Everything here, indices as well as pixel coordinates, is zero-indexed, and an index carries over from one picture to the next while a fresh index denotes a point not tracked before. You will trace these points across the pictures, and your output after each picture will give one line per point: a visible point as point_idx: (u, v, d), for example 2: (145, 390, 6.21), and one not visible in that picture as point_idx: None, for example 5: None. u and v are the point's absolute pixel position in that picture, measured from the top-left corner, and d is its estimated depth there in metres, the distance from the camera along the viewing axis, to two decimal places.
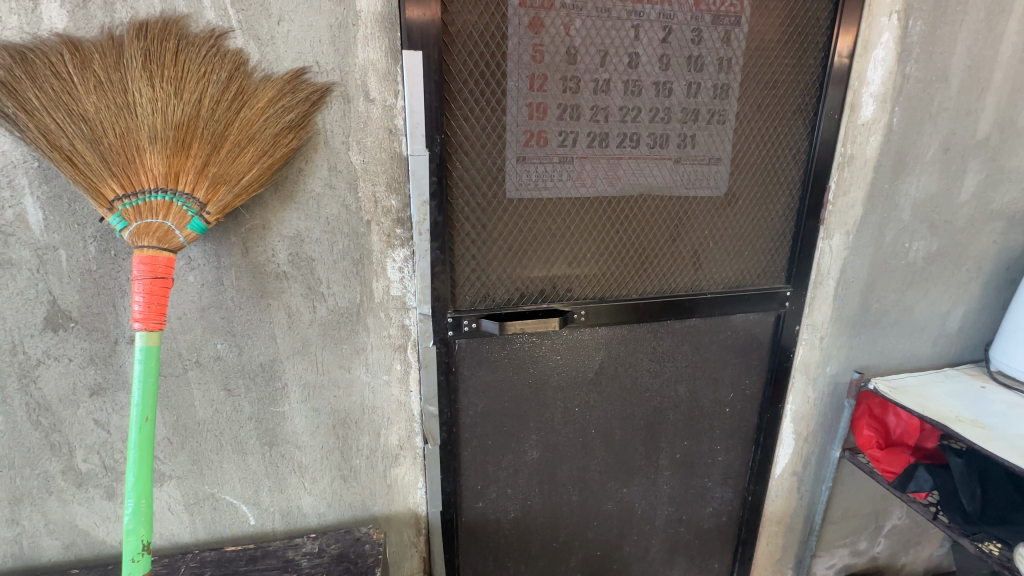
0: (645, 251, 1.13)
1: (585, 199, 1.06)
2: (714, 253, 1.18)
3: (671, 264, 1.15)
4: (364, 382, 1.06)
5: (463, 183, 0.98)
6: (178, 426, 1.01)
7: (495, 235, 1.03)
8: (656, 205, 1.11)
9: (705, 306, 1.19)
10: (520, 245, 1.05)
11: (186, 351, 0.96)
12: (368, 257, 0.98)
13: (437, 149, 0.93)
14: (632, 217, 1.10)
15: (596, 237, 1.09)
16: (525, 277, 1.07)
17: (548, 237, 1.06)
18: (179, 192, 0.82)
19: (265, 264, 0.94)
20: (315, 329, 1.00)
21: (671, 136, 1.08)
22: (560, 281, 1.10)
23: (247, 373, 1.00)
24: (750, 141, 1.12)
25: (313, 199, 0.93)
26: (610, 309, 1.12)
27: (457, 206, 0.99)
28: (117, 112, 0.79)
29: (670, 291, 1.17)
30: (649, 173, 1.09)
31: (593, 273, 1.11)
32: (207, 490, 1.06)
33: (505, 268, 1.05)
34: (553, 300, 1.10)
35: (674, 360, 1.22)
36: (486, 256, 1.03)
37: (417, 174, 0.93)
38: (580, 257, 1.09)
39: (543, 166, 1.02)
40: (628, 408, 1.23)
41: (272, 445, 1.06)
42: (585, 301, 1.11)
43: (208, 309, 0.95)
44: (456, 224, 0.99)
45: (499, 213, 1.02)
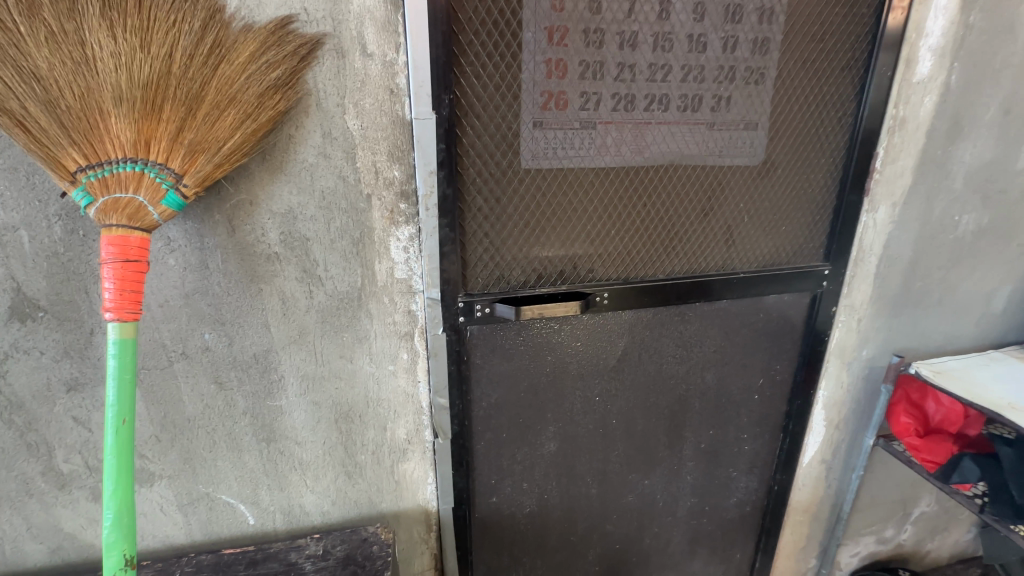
0: (673, 229, 1.02)
1: (610, 169, 0.96)
2: (747, 230, 1.07)
3: (702, 241, 1.05)
4: (367, 373, 0.97)
5: (475, 151, 0.87)
6: (167, 423, 0.92)
7: (511, 210, 0.92)
8: (687, 176, 1.00)
9: (736, 288, 1.09)
10: (537, 221, 0.95)
11: (170, 342, 0.87)
12: (369, 236, 0.88)
13: (445, 111, 0.82)
14: (660, 190, 0.99)
15: (620, 214, 0.99)
16: (542, 257, 0.97)
17: (568, 213, 0.96)
18: (151, 162, 0.71)
19: (254, 245, 0.84)
20: (313, 316, 0.91)
21: (705, 97, 0.96)
22: (581, 261, 0.99)
23: (239, 366, 0.91)
24: (791, 103, 1.01)
25: (305, 170, 0.82)
26: (635, 291, 1.02)
27: (467, 177, 0.88)
28: (75, 68, 0.68)
29: (700, 271, 1.07)
30: (680, 137, 0.97)
31: (617, 252, 1.01)
32: (201, 490, 0.98)
33: (521, 246, 0.95)
34: (573, 282, 1.00)
35: (702, 345, 1.13)
36: (501, 234, 0.93)
37: (422, 139, 0.82)
38: (602, 236, 0.99)
39: (563, 133, 0.91)
40: (652, 397, 1.14)
41: (270, 442, 0.97)
42: (607, 281, 1.02)
43: (192, 296, 0.85)
44: (466, 197, 0.89)
45: (514, 185, 0.91)
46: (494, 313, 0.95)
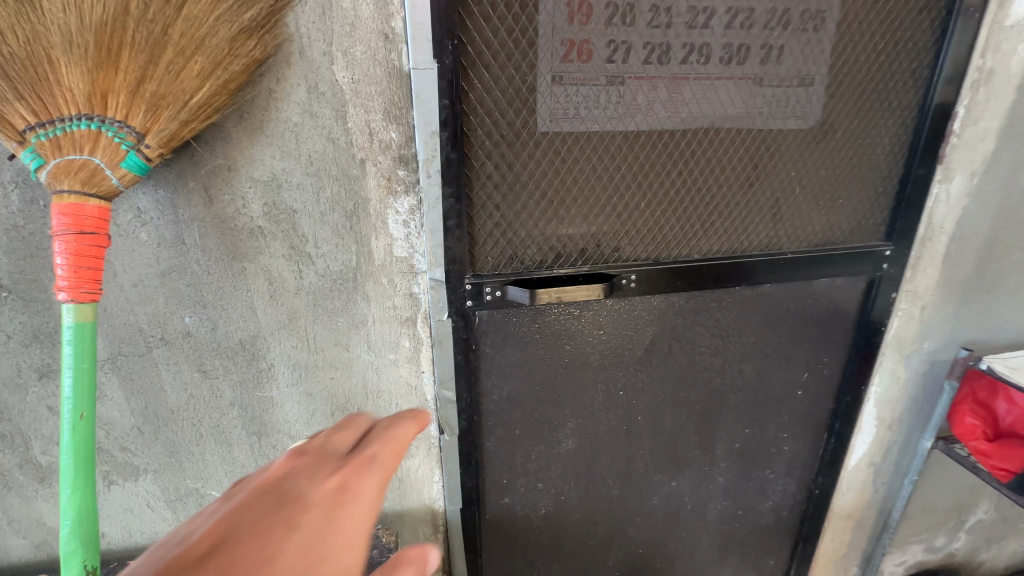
0: (712, 202, 0.89)
1: (641, 131, 0.83)
2: (797, 203, 0.93)
3: (745, 216, 0.91)
4: (365, 362, 0.87)
5: (484, 109, 0.75)
6: (149, 414, 0.84)
7: (525, 178, 0.81)
8: (730, 141, 0.86)
9: (783, 270, 0.96)
10: (556, 192, 0.83)
11: (148, 327, 0.79)
12: (363, 209, 0.77)
13: (450, 60, 0.70)
14: (698, 156, 0.86)
15: (652, 184, 0.86)
16: (561, 233, 0.85)
17: (592, 183, 0.84)
18: (109, 119, 0.62)
19: (234, 218, 0.74)
20: (303, 299, 0.81)
21: (754, 46, 0.82)
22: (605, 239, 0.87)
23: (224, 353, 0.82)
24: (856, 52, 0.86)
25: (288, 131, 0.71)
26: (666, 273, 0.90)
27: (475, 139, 0.76)
28: (17, 9, 0.58)
29: (741, 250, 0.94)
30: (723, 94, 0.84)
31: (647, 229, 0.88)
32: (189, 485, 0.91)
33: (537, 221, 0.84)
34: (596, 263, 0.88)
35: (740, 335, 1.01)
36: (514, 207, 0.82)
37: (422, 93, 0.70)
38: (631, 210, 0.87)
39: (586, 89, 0.78)
40: (683, 391, 1.03)
41: (261, 435, 0.89)
42: (635, 262, 0.89)
43: (168, 275, 0.76)
44: (474, 162, 0.77)
45: (529, 150, 0.79)
46: (506, 297, 0.84)
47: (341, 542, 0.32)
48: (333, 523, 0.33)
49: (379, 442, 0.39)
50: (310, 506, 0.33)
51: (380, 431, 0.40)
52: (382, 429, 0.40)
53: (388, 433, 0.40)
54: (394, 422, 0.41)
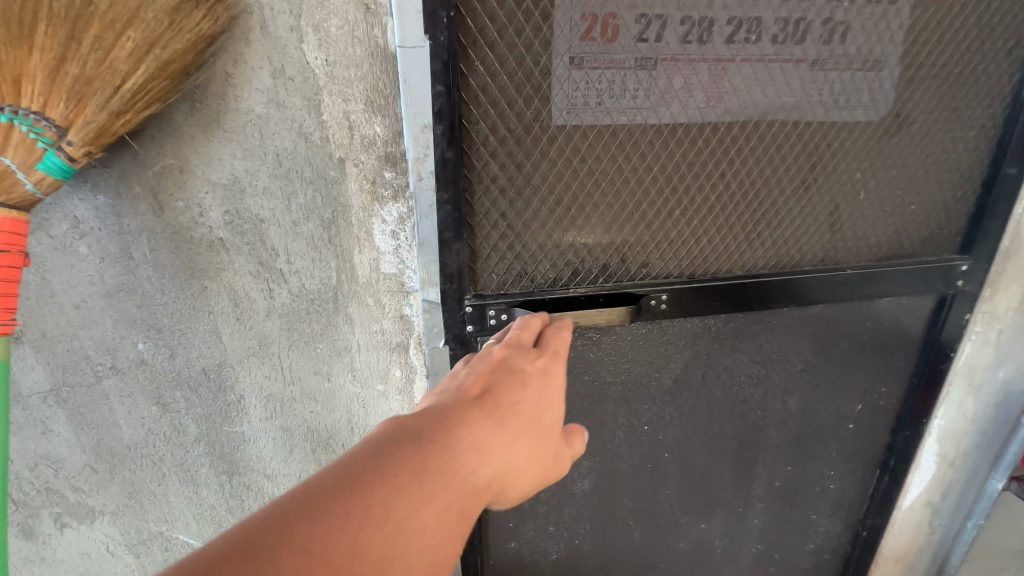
0: (759, 210, 0.75)
1: (677, 125, 0.69)
2: (860, 210, 0.78)
3: (797, 225, 0.77)
4: (350, 394, 0.75)
5: (488, 98, 0.62)
6: (102, 451, 0.74)
7: (537, 181, 0.67)
8: (784, 136, 0.72)
9: (841, 288, 0.81)
10: (574, 198, 0.69)
11: (96, 354, 0.68)
12: (344, 218, 0.65)
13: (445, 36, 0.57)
14: (745, 154, 0.72)
15: (688, 189, 0.72)
16: (579, 246, 0.72)
17: (617, 187, 0.70)
18: (23, 108, 0.50)
19: (190, 229, 0.63)
20: (276, 323, 0.69)
21: (816, 21, 0.68)
22: (631, 252, 0.74)
23: (185, 383, 0.71)
24: (940, 28, 0.71)
25: (250, 125, 0.59)
26: (704, 292, 0.76)
27: (477, 135, 0.63)
28: None
29: (792, 265, 0.79)
30: (776, 80, 0.69)
31: (681, 240, 0.74)
32: (153, 528, 0.80)
33: (551, 231, 0.71)
34: (620, 280, 0.75)
35: (784, 363, 0.87)
36: (523, 215, 0.69)
37: (410, 78, 0.57)
38: (662, 219, 0.73)
39: (612, 74, 0.65)
40: (716, 426, 0.90)
41: (232, 474, 0.78)
42: (666, 279, 0.75)
43: (116, 296, 0.65)
44: (475, 162, 0.65)
45: (543, 146, 0.66)
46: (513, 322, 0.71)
47: (548, 416, 0.43)
48: (544, 389, 0.44)
49: (553, 339, 0.51)
50: (528, 377, 0.44)
51: (552, 333, 0.52)
52: (554, 331, 0.53)
53: (557, 332, 0.53)
54: (558, 326, 0.54)
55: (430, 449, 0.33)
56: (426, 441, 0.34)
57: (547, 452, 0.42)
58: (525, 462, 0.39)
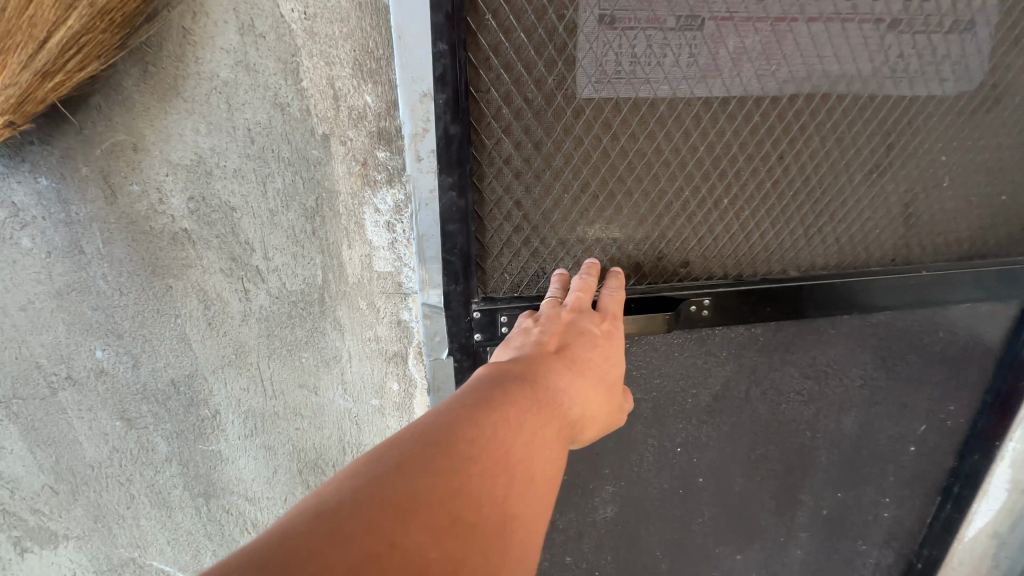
0: (822, 199, 0.63)
1: (729, 96, 0.57)
2: (939, 200, 0.66)
3: (866, 217, 0.65)
4: (341, 409, 0.66)
5: (501, 62, 0.52)
6: (62, 470, 0.65)
7: (560, 163, 0.57)
8: (856, 111, 0.60)
9: (918, 293, 0.68)
10: (603, 185, 0.59)
11: (48, 362, 0.59)
12: (330, 206, 0.55)
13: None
14: (810, 132, 0.60)
15: (739, 174, 0.61)
16: (609, 241, 0.61)
17: (654, 171, 0.59)
18: None
19: (149, 218, 0.53)
20: (254, 328, 0.60)
21: None
22: (669, 249, 0.63)
23: (152, 396, 0.62)
24: None
25: (215, 93, 0.49)
26: (753, 296, 0.64)
27: (487, 108, 0.53)
28: None
29: (857, 266, 0.68)
30: (851, 42, 0.57)
31: (729, 235, 0.63)
32: (123, 554, 0.72)
33: (576, 224, 0.60)
34: (655, 282, 0.64)
35: (840, 377, 0.76)
36: (543, 205, 0.58)
37: (405, 33, 0.47)
38: (706, 210, 0.62)
39: (651, 33, 0.53)
40: (759, 447, 0.79)
41: (209, 497, 0.69)
42: (708, 281, 0.64)
43: (67, 296, 0.56)
44: (485, 140, 0.54)
45: (568, 121, 0.55)
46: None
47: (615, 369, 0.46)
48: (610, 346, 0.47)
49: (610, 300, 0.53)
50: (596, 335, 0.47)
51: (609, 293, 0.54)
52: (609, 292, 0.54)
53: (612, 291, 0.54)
54: (612, 284, 0.55)
55: (527, 389, 0.36)
56: (522, 382, 0.37)
57: (614, 400, 0.44)
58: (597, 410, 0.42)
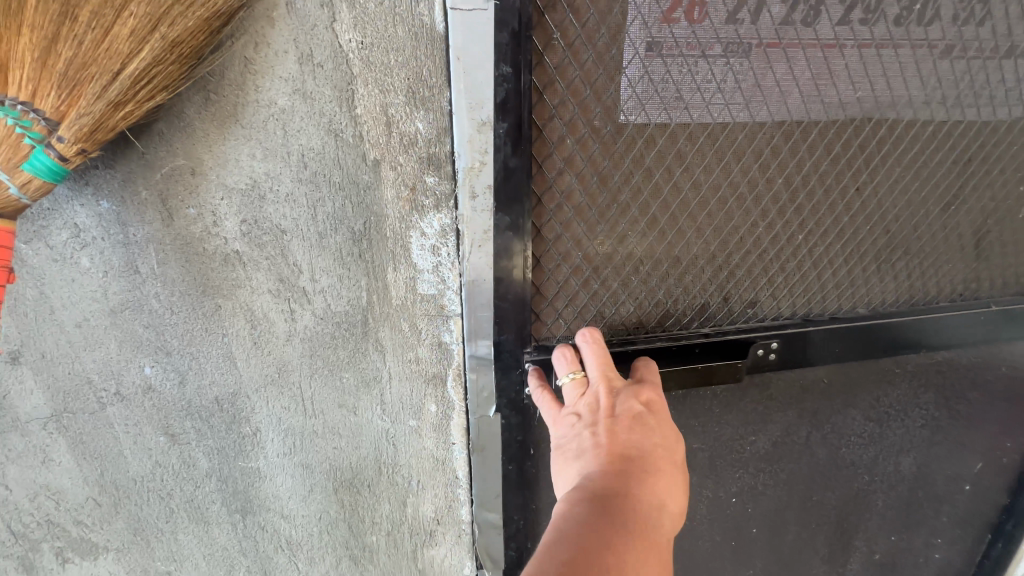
0: (896, 235, 0.64)
1: (803, 132, 0.57)
2: (1009, 233, 0.67)
3: (935, 251, 0.66)
4: (379, 430, 0.66)
5: (565, 96, 0.53)
6: (107, 484, 0.66)
7: (629, 200, 0.58)
8: (928, 144, 0.60)
9: (984, 328, 0.68)
10: (673, 221, 0.59)
11: (99, 378, 0.60)
12: (377, 230, 0.55)
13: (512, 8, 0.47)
14: (881, 166, 0.61)
15: (813, 212, 0.61)
16: (675, 277, 0.62)
17: (726, 211, 0.60)
18: (9, 99, 0.42)
19: (203, 240, 0.54)
20: (297, 348, 0.60)
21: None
22: (737, 285, 0.64)
23: (196, 413, 0.63)
24: None
25: (274, 120, 0.50)
26: (821, 335, 0.64)
27: (549, 136, 0.54)
28: None
29: (927, 301, 0.68)
30: (903, 67, 0.56)
31: (799, 269, 0.64)
32: (161, 568, 0.73)
33: (643, 260, 0.61)
34: (722, 319, 0.65)
35: (901, 419, 0.76)
36: (609, 241, 0.59)
37: (468, 56, 0.48)
38: (779, 244, 0.62)
39: (700, 61, 0.53)
40: (816, 493, 0.78)
41: (245, 514, 0.70)
42: (775, 322, 0.64)
43: (121, 314, 0.57)
44: (547, 175, 0.55)
45: (637, 158, 0.56)
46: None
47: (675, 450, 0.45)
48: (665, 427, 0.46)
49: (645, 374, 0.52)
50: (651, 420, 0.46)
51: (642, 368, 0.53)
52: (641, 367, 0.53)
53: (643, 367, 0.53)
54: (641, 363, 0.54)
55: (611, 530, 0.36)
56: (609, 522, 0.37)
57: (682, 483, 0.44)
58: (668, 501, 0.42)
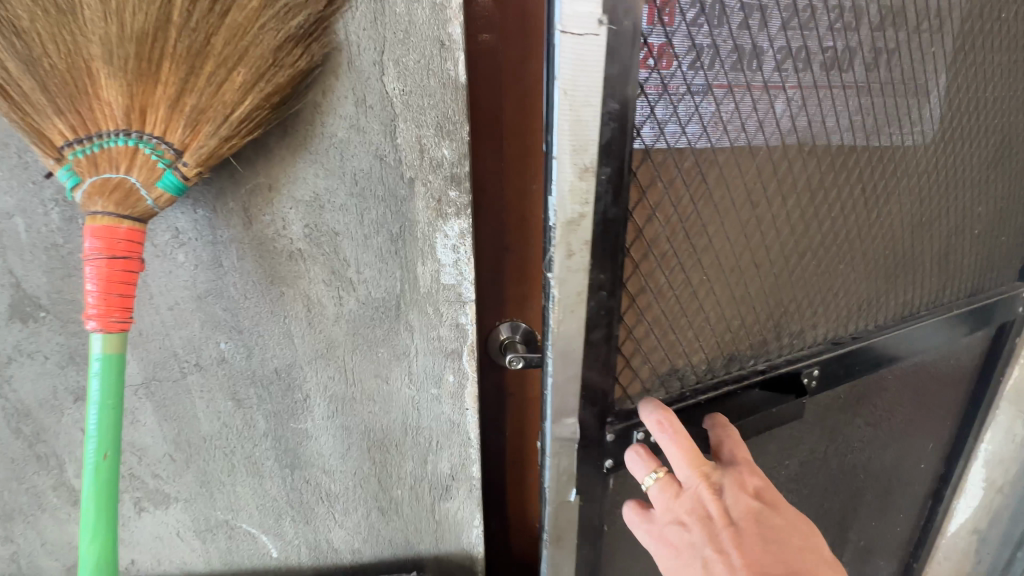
0: (888, 263, 0.86)
1: (832, 192, 0.76)
2: (957, 252, 0.92)
3: (915, 274, 0.89)
4: (407, 397, 0.80)
5: (651, 163, 0.61)
6: (181, 441, 0.80)
7: (714, 254, 0.71)
8: (913, 194, 0.83)
9: (947, 328, 0.92)
10: (744, 268, 0.74)
11: (183, 352, 0.75)
12: (410, 232, 0.70)
13: (615, 63, 0.51)
14: (884, 214, 0.82)
15: (837, 253, 0.81)
16: (739, 312, 0.77)
17: (780, 258, 0.76)
18: (146, 135, 0.58)
19: (273, 240, 0.69)
20: (342, 328, 0.75)
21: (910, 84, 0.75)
22: (785, 314, 0.81)
23: (259, 382, 0.77)
24: (990, 91, 0.83)
25: (334, 148, 0.65)
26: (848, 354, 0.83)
27: (642, 181, 0.61)
28: (59, 16, 0.56)
29: (912, 310, 0.91)
30: (853, 116, 0.72)
31: (828, 296, 0.83)
32: (219, 516, 0.86)
33: (719, 303, 0.75)
34: (773, 345, 0.81)
35: (891, 419, 0.98)
36: (694, 289, 0.72)
37: (576, 102, 0.51)
38: (815, 277, 0.81)
39: (685, 98, 0.59)
40: (826, 501, 0.99)
41: (294, 469, 0.84)
42: (812, 350, 0.82)
43: (205, 298, 0.72)
44: (642, 229, 0.64)
45: (721, 219, 0.69)
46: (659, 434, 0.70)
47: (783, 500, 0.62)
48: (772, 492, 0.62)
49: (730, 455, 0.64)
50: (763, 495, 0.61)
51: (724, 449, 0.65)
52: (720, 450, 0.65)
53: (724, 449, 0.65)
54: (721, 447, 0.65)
55: None
56: None
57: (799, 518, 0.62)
58: (831, 558, 0.58)
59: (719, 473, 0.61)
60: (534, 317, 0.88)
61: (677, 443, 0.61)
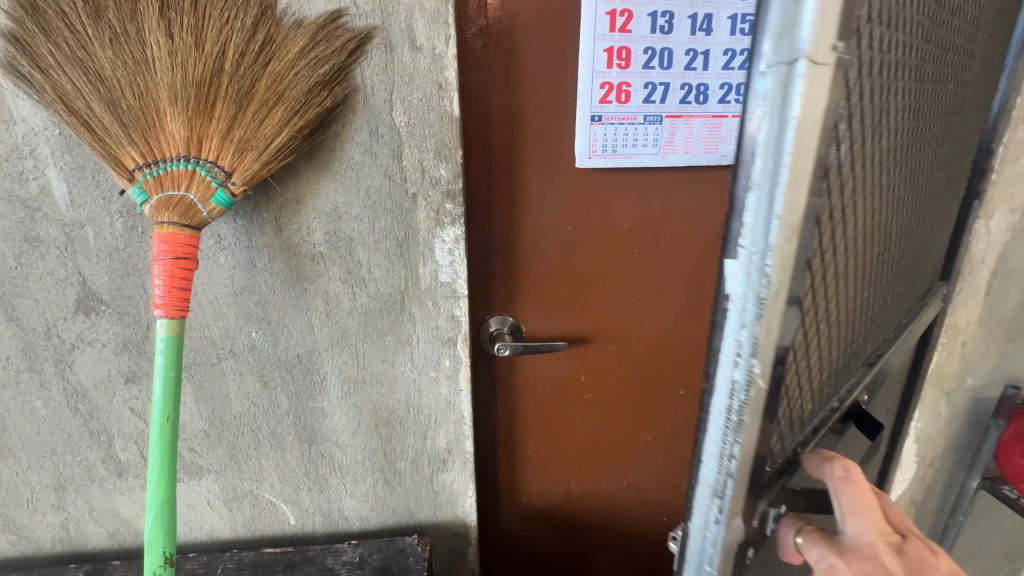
0: (901, 277, 0.84)
1: (896, 209, 0.68)
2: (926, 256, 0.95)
3: (907, 282, 0.88)
4: (410, 379, 0.94)
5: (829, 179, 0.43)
6: (215, 419, 0.93)
7: (834, 293, 0.56)
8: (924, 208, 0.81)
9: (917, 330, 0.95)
10: (845, 304, 0.61)
11: (220, 340, 0.88)
12: (413, 238, 0.84)
13: (838, 80, 0.35)
14: (912, 228, 0.78)
15: (885, 277, 0.75)
16: (832, 356, 0.64)
17: (862, 287, 0.66)
18: (202, 160, 0.72)
19: (299, 245, 0.83)
20: (355, 319, 0.89)
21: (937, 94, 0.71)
22: (851, 345, 0.70)
23: (283, 366, 0.91)
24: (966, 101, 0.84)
25: (351, 168, 0.79)
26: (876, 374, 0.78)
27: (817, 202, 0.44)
28: (135, 66, 0.70)
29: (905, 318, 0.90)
30: (914, 128, 0.65)
31: (873, 318, 0.76)
32: (245, 487, 0.99)
33: (825, 352, 0.61)
34: (844, 382, 0.70)
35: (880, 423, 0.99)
36: (816, 338, 0.56)
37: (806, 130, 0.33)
38: (872, 301, 0.73)
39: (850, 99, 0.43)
40: None
41: (311, 443, 0.97)
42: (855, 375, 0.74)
43: (240, 294, 0.85)
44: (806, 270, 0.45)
45: (846, 249, 0.54)
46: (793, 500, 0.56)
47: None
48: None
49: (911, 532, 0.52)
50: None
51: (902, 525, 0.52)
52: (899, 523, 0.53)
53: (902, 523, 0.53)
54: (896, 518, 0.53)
55: None
56: None
57: None
58: None
59: (901, 539, 0.50)
60: (519, 311, 1.02)
61: (856, 498, 0.51)
